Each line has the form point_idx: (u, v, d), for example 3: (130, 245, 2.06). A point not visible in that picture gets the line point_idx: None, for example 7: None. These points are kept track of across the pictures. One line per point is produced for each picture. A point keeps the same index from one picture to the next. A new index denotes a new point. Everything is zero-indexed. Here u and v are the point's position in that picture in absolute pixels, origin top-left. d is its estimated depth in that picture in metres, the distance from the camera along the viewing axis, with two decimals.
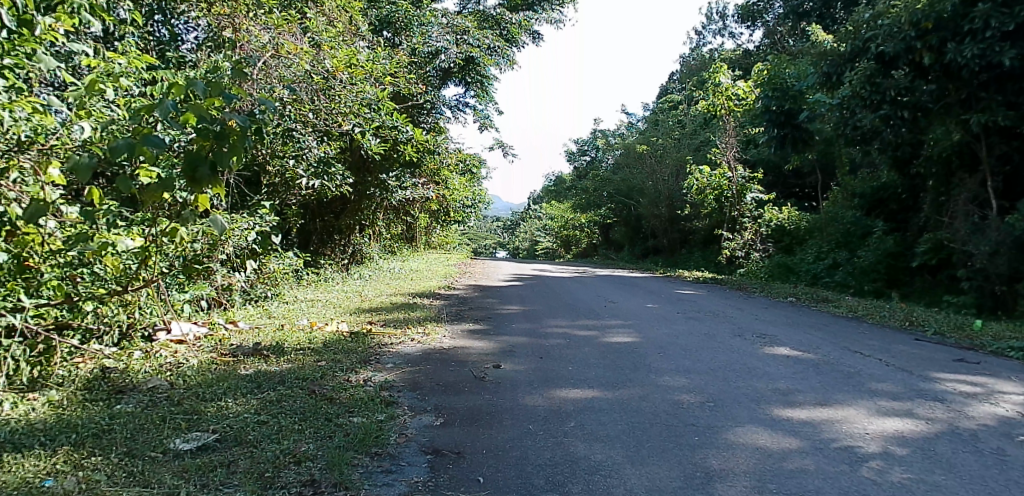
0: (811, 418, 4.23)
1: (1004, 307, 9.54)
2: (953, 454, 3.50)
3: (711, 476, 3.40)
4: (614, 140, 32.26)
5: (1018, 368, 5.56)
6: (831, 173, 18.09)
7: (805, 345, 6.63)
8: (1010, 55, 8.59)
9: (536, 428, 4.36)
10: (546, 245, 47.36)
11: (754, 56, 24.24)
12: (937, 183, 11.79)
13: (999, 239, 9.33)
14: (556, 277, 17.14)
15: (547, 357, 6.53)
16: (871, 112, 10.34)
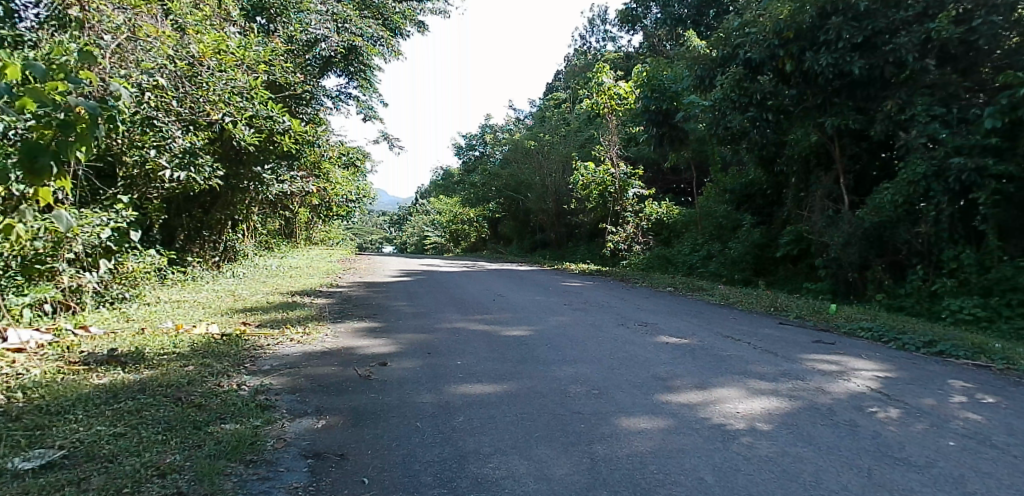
0: (689, 400, 4.49)
1: (855, 291, 10.69)
2: (812, 427, 3.86)
3: (597, 462, 3.48)
4: (502, 135, 32.65)
5: (863, 346, 6.30)
6: (702, 171, 19.51)
7: (683, 332, 7.08)
8: (857, 66, 9.66)
9: (425, 425, 4.25)
10: (434, 240, 46.94)
11: (634, 59, 25.57)
12: (797, 180, 13.01)
13: (850, 231, 10.50)
14: (446, 271, 16.99)
15: (435, 352, 6.42)
16: (740, 114, 11.25)
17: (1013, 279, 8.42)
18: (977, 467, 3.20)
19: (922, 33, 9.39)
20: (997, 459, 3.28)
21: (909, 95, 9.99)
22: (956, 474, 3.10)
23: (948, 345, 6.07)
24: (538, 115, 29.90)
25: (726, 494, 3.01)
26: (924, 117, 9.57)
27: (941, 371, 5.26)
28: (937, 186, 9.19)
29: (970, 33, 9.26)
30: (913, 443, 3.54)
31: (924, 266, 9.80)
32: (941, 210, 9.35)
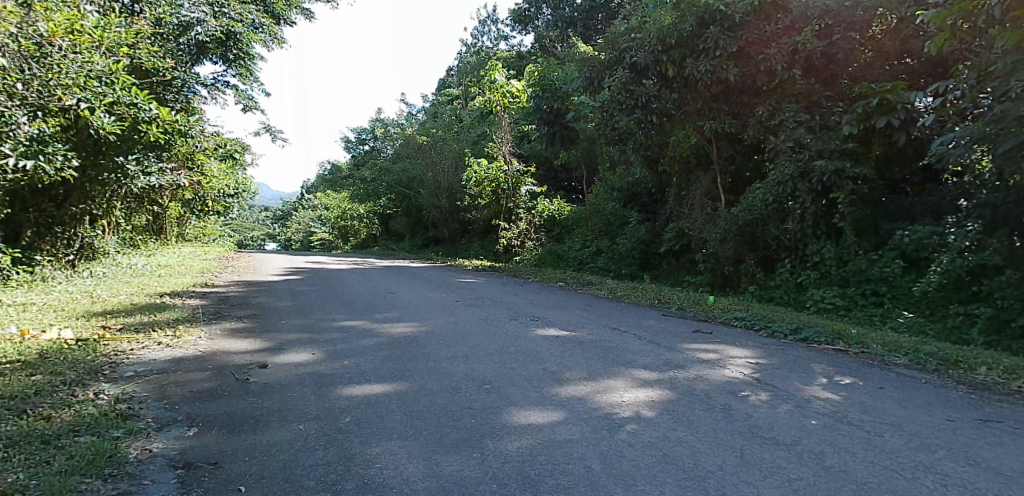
0: (578, 392, 4.61)
1: (730, 283, 11.68)
2: (692, 412, 4.10)
3: (487, 455, 3.47)
4: (394, 130, 31.92)
5: (736, 335, 6.83)
6: (591, 170, 20.23)
7: (573, 325, 7.29)
8: (732, 73, 10.48)
9: (309, 428, 4.01)
10: (322, 237, 44.92)
11: (526, 59, 26.05)
12: (679, 179, 13.66)
13: (725, 228, 11.37)
14: (335, 268, 16.29)
15: (321, 353, 6.11)
16: (627, 115, 11.82)
17: (867, 271, 9.37)
18: (835, 442, 3.55)
19: (789, 46, 10.28)
20: (851, 435, 3.66)
21: (778, 102, 10.91)
22: (817, 450, 3.42)
23: (810, 332, 6.73)
24: (431, 110, 29.54)
25: (613, 480, 3.10)
26: (792, 123, 10.47)
27: (804, 356, 5.82)
28: (802, 186, 10.11)
29: (830, 47, 10.23)
30: (779, 424, 3.87)
31: (790, 260, 10.65)
32: (805, 208, 10.25)
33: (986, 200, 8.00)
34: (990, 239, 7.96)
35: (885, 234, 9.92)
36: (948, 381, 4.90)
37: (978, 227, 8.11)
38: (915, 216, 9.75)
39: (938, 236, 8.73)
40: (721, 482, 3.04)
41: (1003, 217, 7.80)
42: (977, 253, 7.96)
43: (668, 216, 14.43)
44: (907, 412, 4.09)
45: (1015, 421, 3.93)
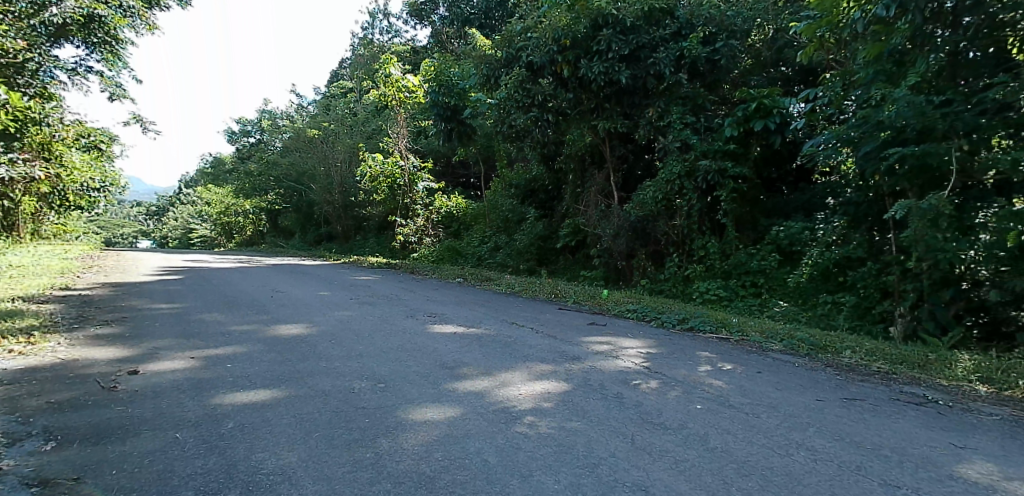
0: (475, 387, 4.59)
1: (623, 278, 12.15)
2: (586, 402, 4.23)
3: (381, 455, 3.35)
4: (282, 122, 30.25)
5: (629, 326, 7.17)
6: (489, 167, 20.35)
7: (471, 321, 7.29)
8: (624, 75, 10.93)
9: (187, 435, 3.69)
10: (202, 235, 41.64)
11: (421, 54, 25.68)
12: (575, 177, 14.09)
13: (619, 224, 11.86)
14: (216, 267, 15.16)
15: (201, 357, 5.66)
16: (523, 113, 11.94)
17: (747, 264, 10.22)
18: (718, 424, 3.80)
19: (676, 51, 10.90)
20: (733, 416, 3.95)
21: (667, 104, 11.47)
22: (702, 433, 3.65)
23: (696, 321, 7.21)
24: (323, 102, 28.29)
25: (510, 472, 3.12)
26: (679, 125, 11.11)
27: (690, 344, 6.21)
28: (689, 185, 10.82)
29: (714, 53, 10.93)
30: (667, 409, 4.09)
31: (678, 254, 11.38)
32: (693, 205, 10.97)
33: (851, 197, 8.80)
34: (853, 233, 8.80)
35: (762, 228, 11.02)
36: (817, 364, 5.44)
37: (842, 223, 8.90)
38: (789, 213, 10.93)
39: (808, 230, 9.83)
40: (613, 468, 3.15)
41: (865, 213, 8.67)
42: (843, 248, 8.75)
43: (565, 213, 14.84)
44: (782, 394, 4.48)
45: (872, 398, 4.42)
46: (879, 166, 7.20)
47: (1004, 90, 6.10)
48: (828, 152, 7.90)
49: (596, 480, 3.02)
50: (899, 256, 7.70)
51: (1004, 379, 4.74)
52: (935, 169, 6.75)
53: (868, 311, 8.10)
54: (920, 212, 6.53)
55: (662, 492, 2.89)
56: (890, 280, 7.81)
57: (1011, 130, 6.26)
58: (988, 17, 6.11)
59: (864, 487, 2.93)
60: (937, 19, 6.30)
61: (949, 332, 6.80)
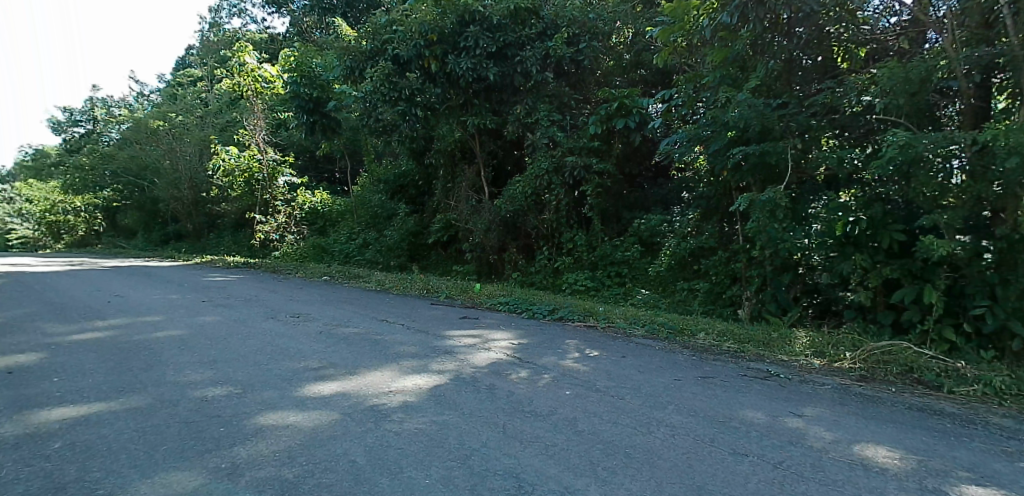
0: (341, 388, 4.41)
1: (495, 272, 12.53)
2: (458, 396, 4.23)
3: (237, 465, 3.10)
4: (119, 111, 27.07)
5: (501, 319, 7.30)
6: (357, 161, 19.81)
7: (339, 320, 7.02)
8: (491, 73, 11.11)
9: (2, 459, 3.16)
10: (19, 238, 36.09)
11: (280, 43, 24.22)
12: (445, 172, 14.03)
13: (490, 219, 12.17)
14: (36, 272, 13.22)
15: (17, 372, 4.90)
16: (391, 107, 11.55)
17: (612, 255, 10.82)
18: (586, 408, 3.98)
19: (542, 50, 11.20)
20: (599, 400, 4.15)
21: (534, 102, 11.73)
22: (570, 418, 3.80)
23: (565, 311, 7.50)
24: (167, 91, 25.70)
25: (379, 471, 3.02)
26: (546, 122, 11.41)
27: (561, 333, 6.47)
28: (557, 180, 11.25)
29: (578, 54, 11.31)
30: (538, 397, 4.21)
31: (548, 247, 11.75)
32: (561, 200, 11.41)
33: (703, 192, 9.23)
34: (706, 225, 9.52)
35: (625, 221, 11.67)
36: (673, 346, 5.90)
37: (696, 216, 9.61)
38: (649, 206, 11.81)
39: (665, 223, 10.72)
40: (485, 458, 3.18)
41: (714, 207, 9.18)
42: (697, 239, 9.57)
43: (435, 208, 14.78)
44: (643, 376, 4.79)
45: (723, 375, 4.88)
46: (727, 163, 7.78)
47: (831, 94, 7.07)
48: (683, 150, 8.33)
49: (468, 471, 3.02)
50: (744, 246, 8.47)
51: (832, 351, 5.48)
52: (776, 167, 7.36)
53: (720, 296, 8.85)
54: (761, 204, 7.06)
55: (533, 476, 2.96)
56: (738, 267, 8.58)
57: (836, 131, 7.22)
58: (817, 29, 7.06)
59: (717, 457, 3.22)
60: (774, 29, 7.16)
61: (788, 311, 7.64)
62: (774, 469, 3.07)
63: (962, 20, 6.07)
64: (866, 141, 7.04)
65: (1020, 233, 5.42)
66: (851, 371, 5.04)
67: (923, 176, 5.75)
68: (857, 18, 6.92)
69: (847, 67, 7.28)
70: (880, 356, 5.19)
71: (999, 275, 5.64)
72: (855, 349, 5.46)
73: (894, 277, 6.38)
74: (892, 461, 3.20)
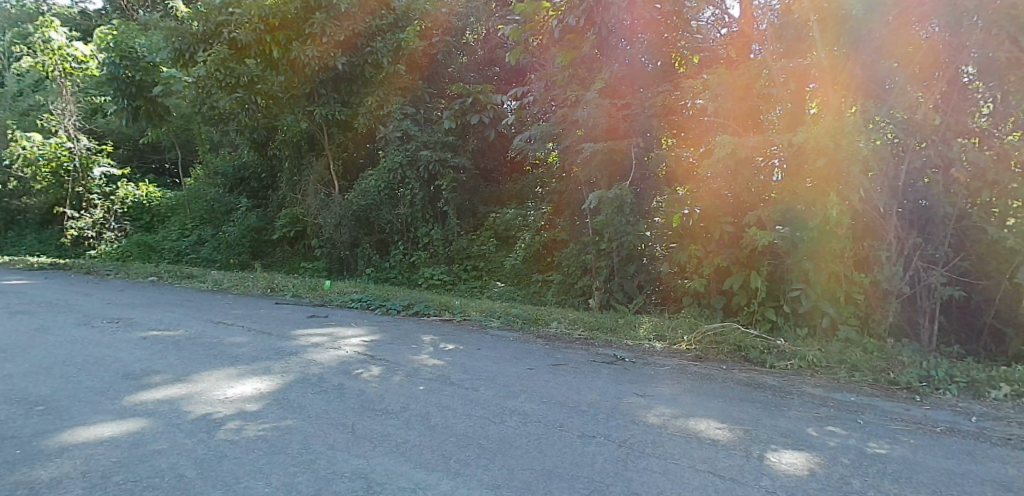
0: (169, 396, 4.08)
1: (347, 267, 12.13)
2: (302, 397, 4.06)
3: (37, 490, 2.74)
4: None
5: (352, 316, 7.13)
6: (190, 151, 18.37)
7: (167, 323, 6.50)
8: (339, 62, 10.94)
9: None
10: None
11: (98, 20, 21.92)
12: (291, 162, 13.47)
13: (341, 214, 11.88)
14: None
15: None
16: (226, 94, 11.37)
17: (469, 249, 11.05)
18: (439, 403, 3.98)
19: (394, 42, 11.12)
20: (451, 394, 4.17)
21: (386, 94, 11.48)
22: (422, 413, 3.78)
23: (421, 306, 7.49)
24: None
25: (210, 483, 2.82)
26: (399, 115, 11.30)
27: (415, 328, 6.47)
28: (410, 174, 11.29)
29: (432, 48, 11.37)
30: (390, 394, 4.15)
31: (403, 241, 11.69)
32: (415, 194, 11.42)
33: (555, 186, 9.31)
34: (558, 217, 9.64)
35: (481, 215, 11.75)
36: (528, 336, 6.09)
37: (550, 210, 10.16)
38: (504, 201, 11.76)
39: (520, 217, 10.77)
40: (331, 461, 3.07)
41: (564, 202, 9.70)
42: (549, 232, 10.01)
43: (279, 202, 14.26)
44: (498, 367, 4.88)
45: (575, 362, 5.10)
46: (575, 157, 8.29)
47: (669, 97, 7.48)
48: (538, 147, 8.70)
49: (312, 476, 2.90)
50: (594, 238, 8.72)
51: (672, 335, 5.91)
52: (620, 162, 8.04)
53: (572, 286, 9.19)
54: None
55: (382, 476, 2.91)
56: (589, 259, 8.80)
57: (674, 131, 7.78)
58: (658, 35, 7.47)
59: (566, 441, 3.35)
60: (621, 33, 7.53)
61: (633, 299, 8.34)
62: (619, 449, 3.26)
63: (781, 32, 6.49)
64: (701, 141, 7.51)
65: None
66: (688, 352, 5.47)
67: (748, 175, 6.54)
68: (689, 26, 7.31)
69: (684, 71, 7.68)
70: (713, 337, 5.70)
71: (811, 261, 6.14)
72: (693, 331, 5.94)
73: (725, 265, 6.88)
74: (722, 433, 3.50)
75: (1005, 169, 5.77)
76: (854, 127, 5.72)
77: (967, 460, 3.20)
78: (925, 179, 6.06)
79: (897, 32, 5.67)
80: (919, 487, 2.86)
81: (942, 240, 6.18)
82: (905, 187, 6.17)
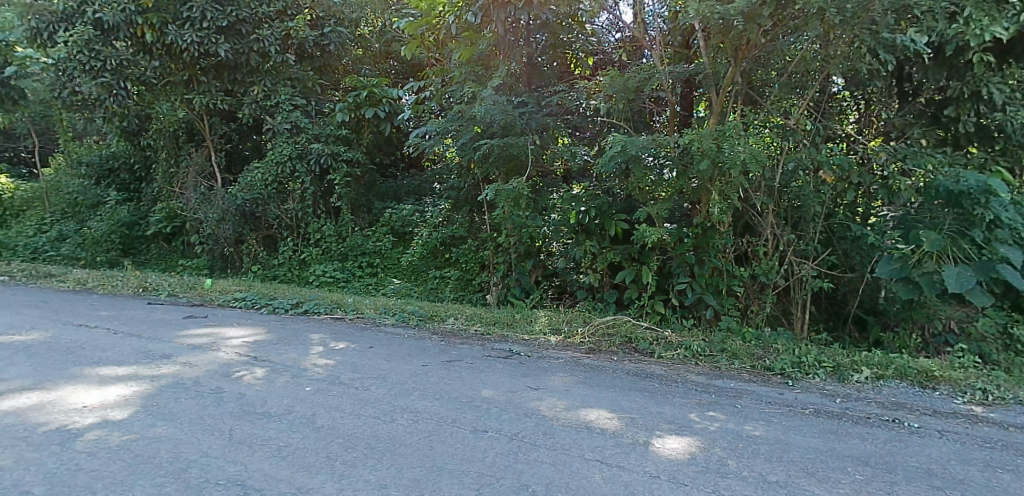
0: (17, 406, 3.72)
1: (230, 264, 11.70)
2: (174, 403, 3.84)
3: None
4: None
5: (233, 315, 6.81)
6: (51, 140, 16.84)
7: (16, 327, 5.92)
8: (222, 48, 10.22)
9: None
10: None
11: None
12: (167, 155, 12.27)
13: (223, 208, 11.17)
14: None
15: None
16: (90, 78, 10.16)
17: (363, 246, 10.95)
18: (327, 404, 3.89)
19: (282, 30, 10.74)
20: (339, 394, 4.08)
21: (274, 84, 11.08)
22: (308, 414, 3.68)
23: (310, 305, 7.27)
24: None
25: None
26: (287, 106, 10.93)
27: (305, 327, 6.27)
28: (301, 167, 10.91)
29: (322, 38, 11.07)
30: (273, 397, 4.01)
31: (292, 238, 11.43)
32: (305, 189, 11.15)
33: (454, 183, 9.50)
34: (456, 214, 9.88)
35: (376, 211, 11.65)
36: (422, 333, 6.09)
37: (447, 206, 9.91)
38: (402, 197, 11.72)
39: (417, 214, 10.91)
40: (204, 469, 2.92)
41: (465, 198, 9.50)
42: (448, 229, 9.90)
43: (154, 197, 13.12)
44: (390, 365, 4.83)
45: (469, 357, 5.13)
46: (473, 154, 7.78)
47: (565, 97, 7.67)
48: (433, 144, 8.12)
49: (182, 486, 2.75)
50: (490, 234, 8.96)
51: (566, 328, 6.08)
52: (517, 158, 7.65)
53: (469, 282, 9.39)
54: (505, 196, 7.38)
55: (261, 482, 2.81)
56: (486, 255, 9.13)
57: (570, 130, 7.82)
58: (552, 37, 7.80)
59: (457, 437, 3.37)
60: (516, 32, 7.65)
61: (530, 294, 8.37)
62: (511, 441, 3.32)
63: (667, 40, 7.04)
64: (595, 142, 7.73)
65: (710, 222, 6.58)
66: (582, 345, 5.64)
67: (639, 173, 6.28)
68: (586, 29, 7.77)
69: (580, 72, 8.15)
70: (606, 329, 5.92)
71: (695, 256, 6.86)
72: (588, 324, 6.13)
73: (618, 260, 7.39)
74: (610, 422, 3.65)
75: (867, 172, 6.54)
76: (734, 130, 5.76)
77: (830, 438, 3.48)
78: (797, 180, 6.54)
79: (775, 41, 5.88)
80: (788, 465, 3.09)
81: (813, 236, 6.83)
82: (781, 188, 6.65)
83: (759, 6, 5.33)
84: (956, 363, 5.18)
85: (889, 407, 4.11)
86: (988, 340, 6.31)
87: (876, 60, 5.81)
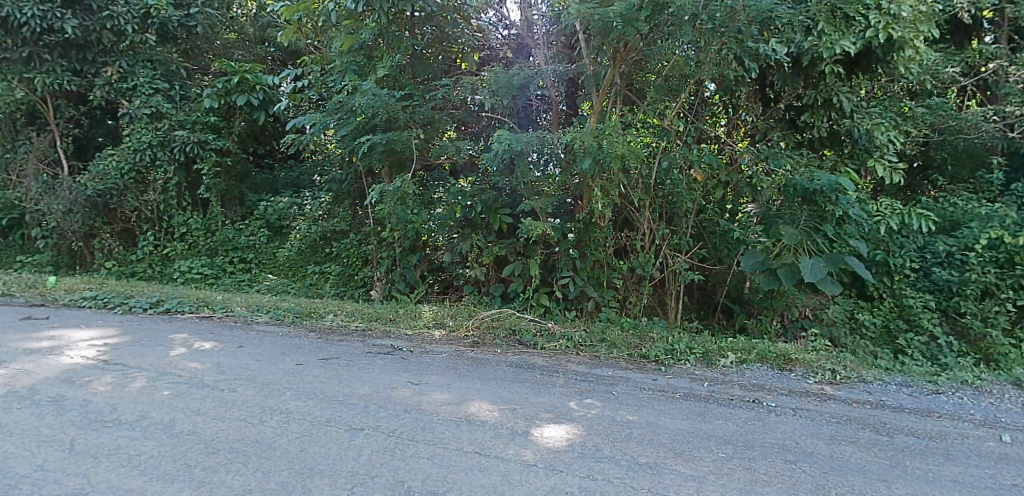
0: None
1: (80, 261, 10.82)
2: (4, 415, 3.47)
3: None
4: None
5: (82, 317, 6.21)
6: None
7: None
8: (69, 24, 9.48)
9: None
10: None
11: None
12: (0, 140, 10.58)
13: (69, 198, 10.09)
14: None
15: None
16: None
17: (235, 240, 10.60)
18: (186, 408, 3.67)
19: (140, 7, 10.01)
20: (201, 397, 3.87)
21: (131, 65, 10.24)
22: (166, 420, 3.46)
23: (173, 303, 6.85)
24: None
25: None
26: (148, 89, 10.17)
27: (166, 327, 5.86)
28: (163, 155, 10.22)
29: (188, 18, 10.53)
30: (125, 403, 3.72)
31: (154, 231, 10.75)
32: (168, 179, 10.51)
33: (335, 176, 9.26)
34: (337, 207, 9.64)
35: (249, 204, 11.24)
36: (298, 331, 5.89)
37: (327, 199, 9.67)
38: (278, 188, 11.49)
39: (294, 207, 10.62)
40: (37, 486, 2.67)
41: (346, 191, 9.23)
42: (327, 222, 9.69)
43: None
44: (262, 365, 4.64)
45: (348, 354, 5.02)
46: (356, 148, 7.76)
47: (449, 90, 7.47)
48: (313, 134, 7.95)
49: None
50: (372, 229, 8.82)
51: (451, 322, 6.14)
52: (403, 154, 7.68)
53: (351, 278, 9.27)
54: (392, 193, 7.31)
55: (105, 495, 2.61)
56: (369, 250, 9.01)
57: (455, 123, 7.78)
58: (438, 30, 7.50)
59: (331, 437, 3.29)
60: (398, 22, 7.31)
61: (415, 289, 8.41)
62: (389, 437, 3.30)
63: (551, 40, 7.17)
64: (483, 135, 7.75)
65: (592, 218, 6.94)
66: (465, 338, 5.71)
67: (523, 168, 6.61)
68: (471, 24, 7.66)
69: (465, 67, 7.95)
70: (491, 322, 6.05)
71: (577, 250, 7.18)
72: (473, 318, 6.24)
73: (503, 254, 7.52)
74: (491, 413, 3.71)
75: (734, 171, 6.89)
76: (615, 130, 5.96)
77: (695, 420, 3.73)
78: (672, 178, 6.77)
79: (650, 46, 6.19)
80: (656, 447, 3.28)
81: (684, 231, 7.22)
82: (658, 184, 6.93)
83: (636, 10, 5.57)
84: (810, 347, 5.74)
85: (750, 388, 4.46)
86: (837, 325, 6.93)
87: (741, 68, 6.34)
